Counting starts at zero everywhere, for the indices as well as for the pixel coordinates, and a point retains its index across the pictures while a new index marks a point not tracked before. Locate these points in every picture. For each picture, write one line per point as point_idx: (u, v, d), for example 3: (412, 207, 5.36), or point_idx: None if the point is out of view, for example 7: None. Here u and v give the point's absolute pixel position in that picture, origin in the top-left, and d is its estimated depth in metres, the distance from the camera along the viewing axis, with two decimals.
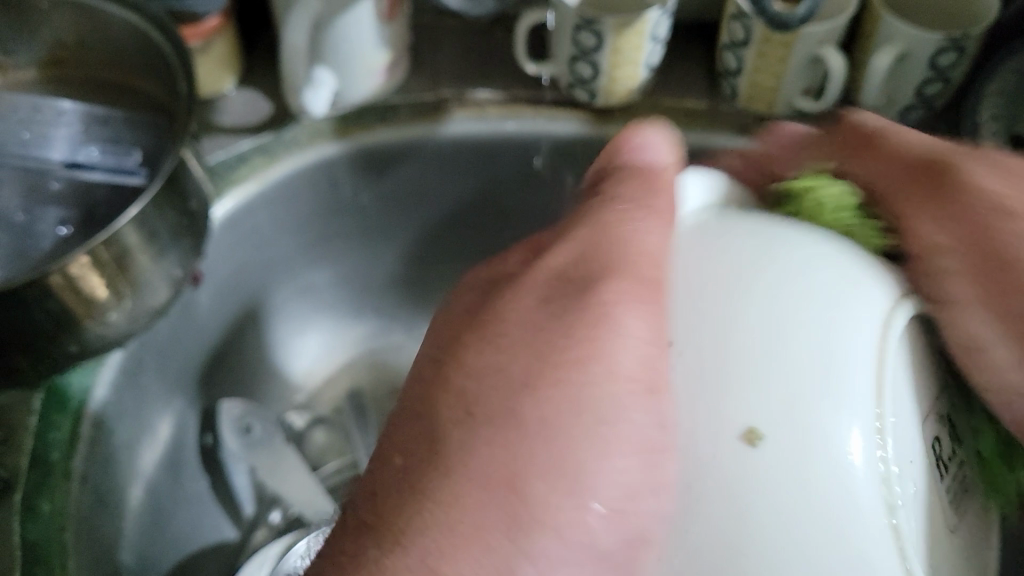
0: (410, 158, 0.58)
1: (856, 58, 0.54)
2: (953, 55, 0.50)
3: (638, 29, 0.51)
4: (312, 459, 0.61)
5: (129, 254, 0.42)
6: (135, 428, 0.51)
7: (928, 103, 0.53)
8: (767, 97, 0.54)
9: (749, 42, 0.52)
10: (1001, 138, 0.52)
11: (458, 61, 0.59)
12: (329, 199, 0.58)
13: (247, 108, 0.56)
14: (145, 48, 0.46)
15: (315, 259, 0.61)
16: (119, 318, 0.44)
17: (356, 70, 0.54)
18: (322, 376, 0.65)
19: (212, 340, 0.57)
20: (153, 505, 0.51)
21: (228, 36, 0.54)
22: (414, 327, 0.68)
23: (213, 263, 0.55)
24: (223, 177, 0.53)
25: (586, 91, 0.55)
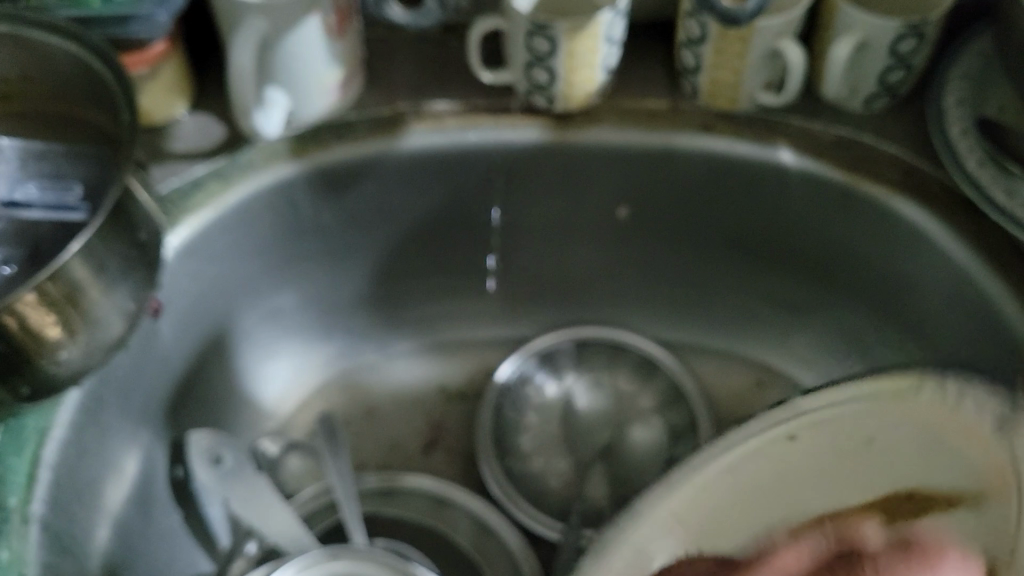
0: (369, 177, 0.57)
1: (815, 49, 0.53)
2: (913, 41, 0.49)
3: (592, 31, 0.50)
4: (289, 485, 0.60)
5: (78, 289, 0.41)
6: (99, 467, 0.49)
7: (892, 91, 0.52)
8: (729, 94, 0.53)
9: (706, 40, 0.51)
10: (967, 121, 0.51)
11: (414, 73, 0.57)
12: (292, 221, 0.57)
13: (198, 132, 0.54)
14: (84, 78, 0.45)
15: (280, 282, 0.60)
16: (71, 356, 0.43)
17: (308, 90, 0.52)
18: (295, 401, 0.65)
19: (177, 371, 0.56)
20: (123, 544, 0.50)
21: (177, 60, 0.53)
22: (386, 345, 0.67)
23: (172, 293, 0.53)
24: (177, 206, 0.52)
25: (545, 98, 0.54)
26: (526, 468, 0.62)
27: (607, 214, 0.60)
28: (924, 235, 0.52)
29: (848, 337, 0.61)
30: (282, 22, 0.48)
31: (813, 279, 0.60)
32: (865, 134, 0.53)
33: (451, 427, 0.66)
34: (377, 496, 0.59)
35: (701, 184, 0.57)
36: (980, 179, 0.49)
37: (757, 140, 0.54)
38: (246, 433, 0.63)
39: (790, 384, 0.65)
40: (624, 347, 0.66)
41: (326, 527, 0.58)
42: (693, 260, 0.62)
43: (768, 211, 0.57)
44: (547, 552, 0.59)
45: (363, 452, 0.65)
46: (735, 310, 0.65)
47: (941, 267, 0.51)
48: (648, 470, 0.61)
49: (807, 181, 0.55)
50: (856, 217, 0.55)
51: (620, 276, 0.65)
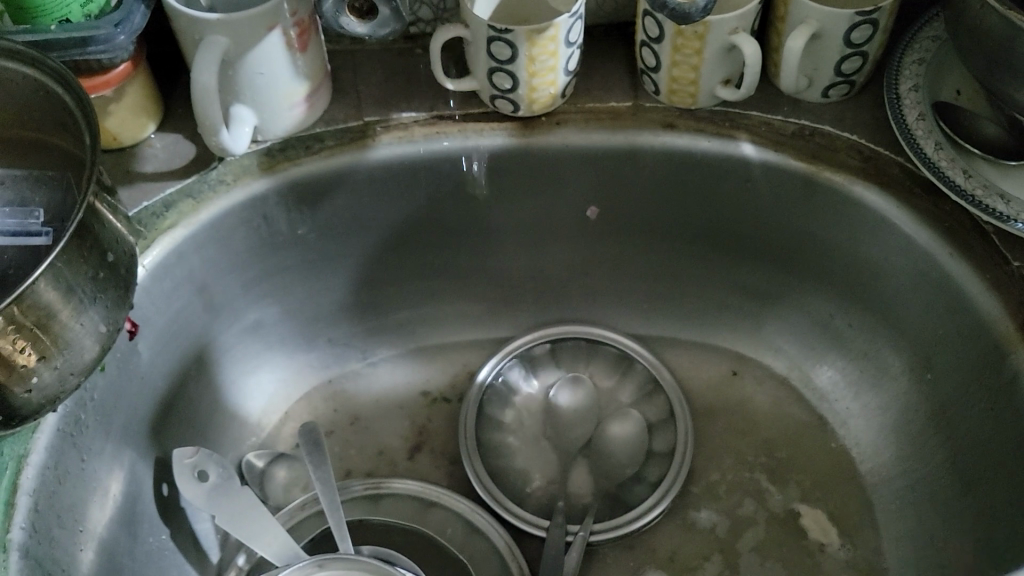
0: (340, 190, 0.58)
1: (772, 42, 0.54)
2: (867, 29, 0.50)
3: (551, 35, 0.50)
4: (276, 497, 0.61)
5: (48, 313, 0.42)
6: (79, 490, 0.49)
7: (849, 80, 0.53)
8: (689, 91, 0.54)
9: (663, 39, 0.51)
10: (924, 107, 0.52)
11: (381, 85, 0.59)
12: (267, 236, 0.58)
13: (167, 152, 0.55)
14: (50, 103, 0.46)
15: (258, 296, 0.61)
16: (47, 378, 0.43)
17: (274, 105, 0.53)
18: (278, 413, 0.66)
19: (158, 391, 0.56)
20: (109, 565, 0.50)
21: (142, 81, 0.54)
22: (367, 353, 0.68)
23: (149, 313, 0.54)
24: (149, 225, 0.53)
25: (509, 102, 0.55)
26: (510, 467, 0.63)
27: (577, 214, 0.61)
28: (887, 219, 0.53)
29: (820, 323, 0.62)
30: (242, 40, 0.49)
31: (781, 268, 0.61)
32: (826, 120, 0.55)
33: (435, 432, 0.66)
34: (363, 502, 0.60)
35: (667, 180, 0.58)
36: (939, 162, 0.49)
37: (717, 135, 0.56)
38: (232, 449, 0.63)
39: (767, 372, 0.66)
40: (601, 343, 0.67)
41: (315, 535, 0.58)
42: (665, 254, 0.63)
43: (733, 204, 0.58)
44: (534, 549, 0.59)
45: (351, 459, 0.65)
46: (707, 303, 0.66)
47: (905, 249, 0.53)
48: (630, 463, 0.61)
49: (769, 172, 0.56)
50: (819, 204, 0.55)
51: (594, 274, 0.66)
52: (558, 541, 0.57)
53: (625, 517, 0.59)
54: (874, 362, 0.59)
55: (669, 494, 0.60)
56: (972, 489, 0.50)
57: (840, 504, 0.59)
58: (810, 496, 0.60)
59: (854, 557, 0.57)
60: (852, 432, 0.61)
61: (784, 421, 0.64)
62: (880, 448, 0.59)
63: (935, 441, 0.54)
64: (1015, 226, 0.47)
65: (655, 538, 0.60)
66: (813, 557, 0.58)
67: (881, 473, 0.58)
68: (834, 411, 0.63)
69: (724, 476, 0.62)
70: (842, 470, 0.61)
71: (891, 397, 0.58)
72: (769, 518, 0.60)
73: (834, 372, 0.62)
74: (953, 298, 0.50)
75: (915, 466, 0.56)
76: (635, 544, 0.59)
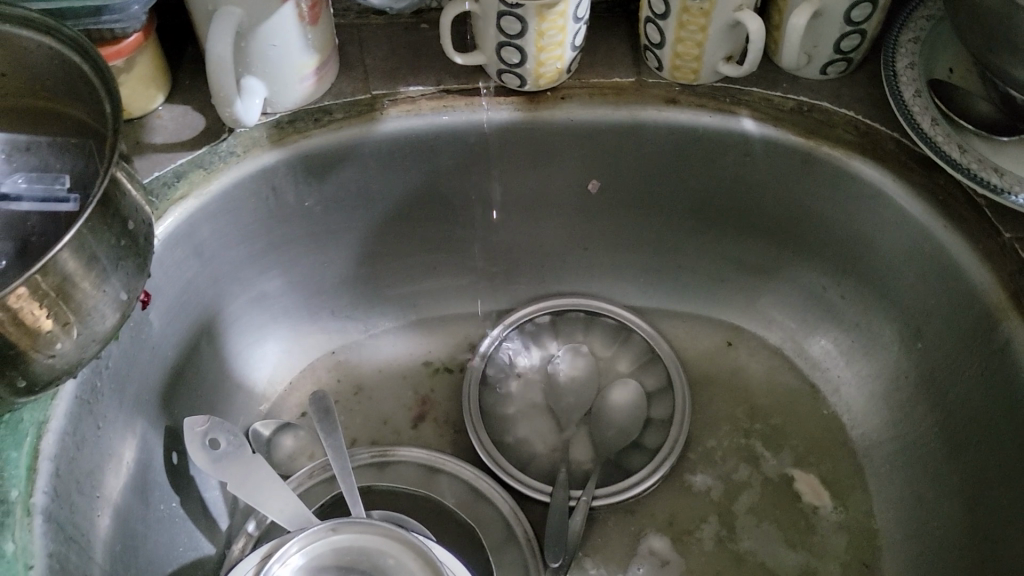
0: (348, 162, 0.58)
1: (772, 19, 0.55)
2: (867, 7, 0.51)
3: (561, 10, 0.51)
4: (284, 464, 0.62)
5: (69, 282, 0.42)
6: (96, 457, 0.50)
7: (847, 57, 0.55)
8: (692, 67, 0.55)
9: (669, 15, 0.53)
10: (919, 84, 0.54)
11: (388, 59, 0.59)
12: (274, 208, 0.59)
13: (177, 124, 0.56)
14: (66, 72, 0.46)
15: (264, 268, 0.62)
16: (65, 347, 0.44)
17: (285, 76, 0.54)
18: (283, 383, 0.67)
19: (168, 360, 0.57)
20: (124, 531, 0.51)
21: (153, 53, 0.54)
22: (370, 325, 0.69)
23: (160, 283, 0.55)
24: (160, 196, 0.53)
25: (516, 77, 0.56)
26: (513, 435, 0.65)
27: (579, 189, 0.63)
28: (882, 192, 0.55)
29: (813, 294, 0.64)
30: (256, 11, 0.49)
31: (777, 241, 0.63)
32: (823, 96, 0.56)
33: (438, 400, 0.67)
34: (371, 470, 0.61)
35: (668, 154, 0.59)
36: (935, 136, 0.51)
37: (719, 110, 0.57)
38: (239, 418, 0.64)
39: (760, 343, 0.68)
40: (599, 315, 0.69)
41: (323, 502, 0.59)
42: (663, 228, 0.65)
43: (732, 178, 0.60)
44: (538, 515, 0.61)
45: (356, 429, 0.66)
46: (703, 276, 0.67)
47: (900, 222, 0.55)
48: (630, 430, 0.63)
49: (768, 147, 0.57)
50: (816, 179, 0.57)
51: (593, 248, 0.67)
52: (563, 505, 0.58)
53: (625, 482, 0.61)
54: (866, 332, 0.61)
55: (668, 460, 0.62)
56: (962, 452, 0.52)
57: (833, 469, 0.62)
58: (804, 461, 0.62)
59: (846, 519, 0.59)
60: (844, 399, 0.63)
61: (777, 390, 0.66)
62: (871, 414, 0.61)
63: (925, 406, 0.56)
64: (1010, 198, 0.49)
65: (655, 503, 0.61)
66: (807, 519, 0.60)
67: (871, 438, 0.61)
68: (827, 379, 0.65)
69: (720, 442, 0.64)
70: (834, 436, 0.63)
71: (882, 365, 0.60)
72: (764, 482, 0.62)
73: (827, 342, 0.65)
74: (948, 268, 0.52)
75: (905, 430, 0.58)
76: (635, 508, 0.61)
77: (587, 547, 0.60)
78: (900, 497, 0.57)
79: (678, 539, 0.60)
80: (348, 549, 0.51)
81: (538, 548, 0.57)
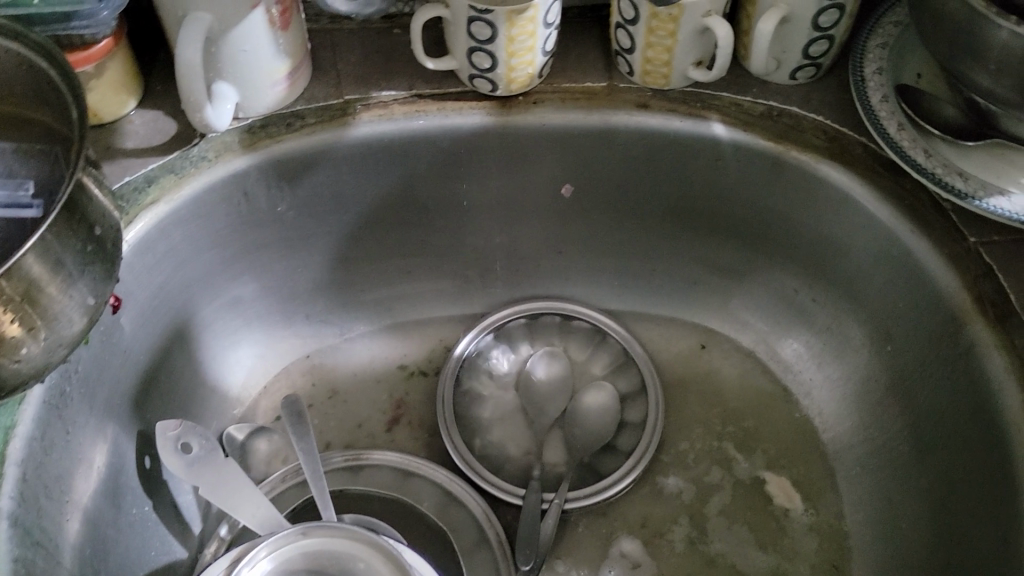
0: (320, 167, 0.59)
1: (742, 24, 0.56)
2: (834, 13, 0.52)
3: (530, 16, 0.51)
4: (258, 468, 0.62)
5: (34, 286, 0.42)
6: (65, 462, 0.50)
7: (816, 62, 0.56)
8: (663, 72, 0.56)
9: (639, 20, 0.53)
10: (887, 90, 0.54)
11: (360, 64, 0.60)
12: (247, 212, 0.59)
13: (148, 129, 0.56)
14: (33, 77, 0.46)
15: (237, 272, 0.62)
16: (32, 351, 0.43)
17: (256, 81, 0.54)
18: (258, 387, 0.67)
19: (140, 364, 0.57)
20: (94, 535, 0.51)
21: (123, 59, 0.54)
22: (345, 329, 0.69)
23: (131, 287, 0.55)
24: (130, 201, 0.53)
25: (487, 82, 0.56)
26: (487, 439, 0.65)
27: (552, 193, 0.63)
28: (850, 197, 0.55)
29: (785, 298, 0.64)
30: (226, 16, 0.49)
31: (748, 245, 0.63)
32: (794, 102, 0.57)
33: (413, 404, 0.67)
34: (344, 474, 0.61)
35: (640, 158, 0.60)
36: (901, 142, 0.52)
37: (689, 115, 0.57)
38: (213, 423, 0.64)
39: (733, 346, 0.68)
40: (574, 319, 0.69)
41: (295, 506, 0.59)
42: (636, 232, 0.65)
43: (703, 182, 0.60)
44: (511, 518, 0.61)
45: (330, 432, 0.66)
46: (677, 280, 0.68)
47: (867, 226, 0.55)
48: (604, 433, 0.63)
49: (738, 152, 0.58)
50: (785, 184, 0.58)
51: (567, 251, 0.67)
52: (535, 508, 0.59)
53: (598, 485, 0.61)
54: (837, 335, 0.62)
55: (641, 462, 0.62)
56: (928, 454, 0.53)
57: (804, 471, 0.62)
58: (775, 463, 0.63)
59: (816, 521, 0.60)
60: (815, 402, 0.64)
61: (750, 393, 0.66)
62: (842, 417, 0.62)
63: (894, 409, 0.57)
64: (975, 203, 0.49)
65: (627, 505, 0.62)
66: (778, 522, 0.60)
67: (842, 440, 0.61)
68: (799, 382, 0.65)
69: (692, 445, 0.64)
70: (805, 438, 0.63)
71: (852, 368, 0.61)
72: (736, 485, 0.62)
73: (799, 345, 0.65)
74: (915, 272, 0.53)
75: (875, 433, 0.58)
76: (608, 511, 0.61)
77: (560, 550, 0.60)
78: (869, 499, 0.58)
79: (650, 542, 0.60)
80: (318, 553, 0.51)
81: (510, 551, 0.58)
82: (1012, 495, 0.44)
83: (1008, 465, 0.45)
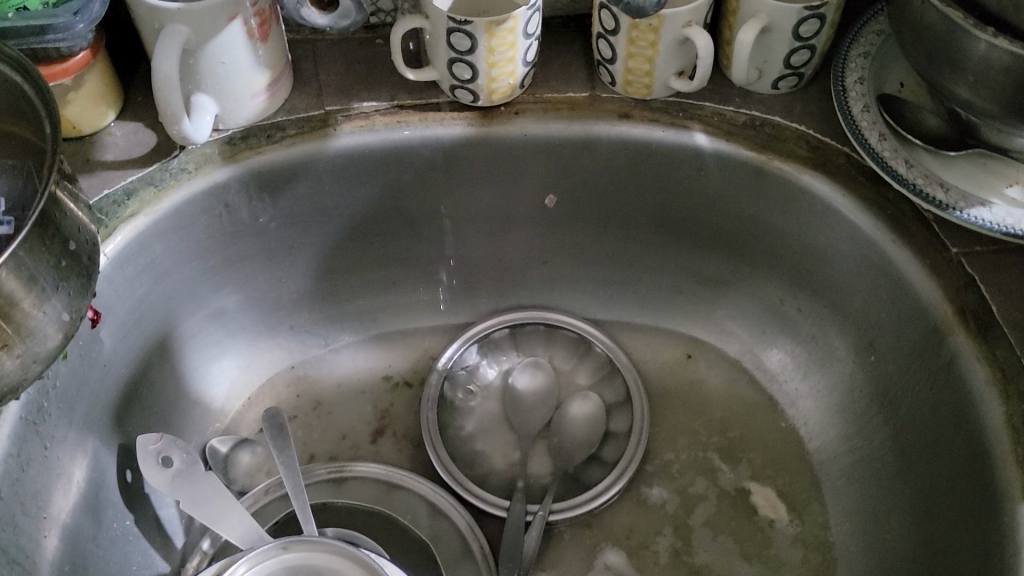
0: (301, 178, 0.58)
1: (724, 34, 0.55)
2: (814, 23, 0.52)
3: (510, 27, 0.51)
4: (241, 481, 0.62)
5: (8, 302, 0.41)
6: (43, 477, 0.50)
7: (798, 72, 0.55)
8: (644, 82, 0.56)
9: (619, 31, 0.53)
10: (868, 99, 0.54)
11: (342, 74, 0.59)
12: (228, 224, 0.59)
13: (127, 141, 0.55)
14: (9, 91, 0.46)
15: (219, 284, 0.61)
16: (7, 367, 0.43)
17: (236, 93, 0.53)
18: (242, 399, 0.67)
19: (121, 377, 0.57)
20: (73, 551, 0.51)
21: (102, 71, 0.54)
22: (330, 340, 0.69)
23: (110, 300, 0.54)
24: (109, 214, 0.53)
25: (468, 92, 0.56)
26: (471, 450, 0.64)
27: (535, 203, 0.63)
28: (832, 206, 0.55)
29: (770, 307, 0.64)
30: (203, 29, 0.49)
31: (733, 254, 0.63)
32: (776, 111, 0.56)
33: (398, 415, 0.67)
34: (328, 486, 0.61)
35: (623, 168, 0.60)
36: (882, 151, 0.52)
37: (671, 125, 0.57)
38: (196, 435, 0.63)
39: (719, 355, 0.68)
40: (559, 328, 0.69)
41: (278, 520, 0.59)
42: (621, 241, 0.65)
43: (686, 191, 0.60)
44: (495, 530, 0.60)
45: (314, 444, 0.65)
46: (662, 289, 0.67)
47: (850, 236, 0.55)
48: (589, 443, 0.63)
49: (721, 161, 0.57)
50: (768, 194, 0.58)
51: (552, 261, 0.67)
52: (518, 521, 0.58)
53: (582, 496, 0.61)
54: (821, 344, 0.61)
55: (626, 473, 0.62)
56: (912, 465, 0.53)
57: (790, 482, 0.62)
58: (761, 474, 0.62)
59: (802, 532, 0.60)
60: (801, 412, 0.64)
61: (736, 402, 0.66)
62: (827, 427, 0.61)
63: (878, 420, 0.56)
64: (955, 213, 0.49)
65: (612, 517, 0.61)
66: (763, 533, 0.60)
67: (828, 450, 0.61)
68: (784, 392, 0.65)
69: (678, 456, 0.64)
70: (790, 448, 0.63)
71: (836, 378, 0.60)
72: (721, 496, 0.62)
73: (784, 355, 0.65)
74: (897, 282, 0.52)
75: (859, 443, 0.58)
76: (593, 522, 0.61)
77: (544, 562, 0.59)
78: (854, 511, 0.57)
79: (635, 554, 0.60)
80: (299, 567, 0.51)
81: (493, 564, 0.57)
82: (994, 507, 0.44)
83: (990, 477, 0.45)
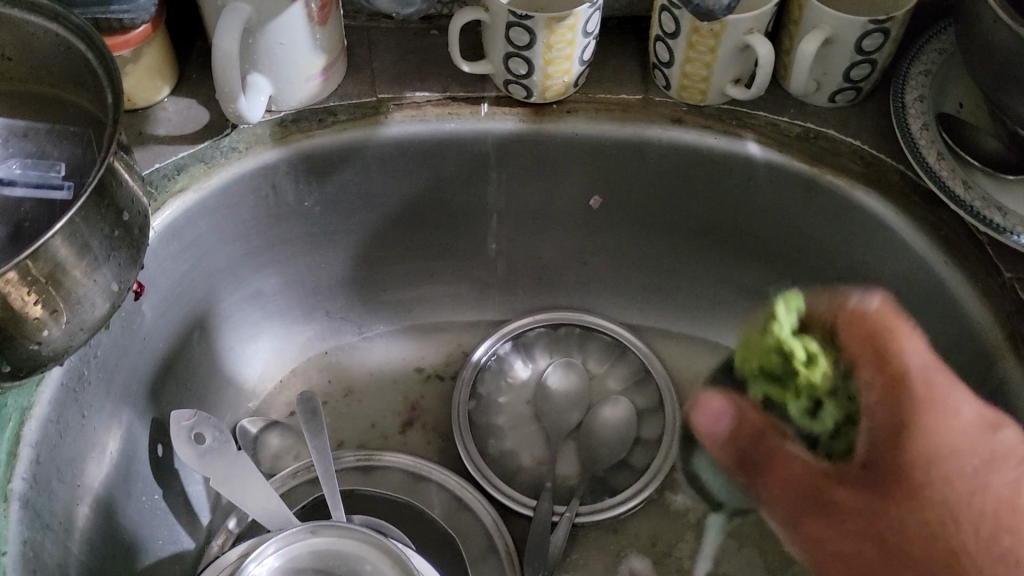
0: (350, 164, 0.58)
1: (786, 43, 0.55)
2: (878, 38, 0.51)
3: (570, 24, 0.51)
4: (269, 462, 0.62)
5: (60, 269, 0.41)
6: (79, 446, 0.50)
7: (857, 86, 0.55)
8: (700, 87, 0.55)
9: (679, 34, 0.52)
10: (928, 118, 0.54)
11: (396, 63, 0.59)
12: (273, 206, 0.59)
13: (179, 117, 0.56)
14: (71, 58, 0.46)
15: (261, 265, 0.62)
16: (53, 334, 0.43)
17: (291, 75, 0.53)
18: (273, 380, 0.67)
19: (159, 350, 0.57)
20: (102, 521, 0.51)
21: (161, 45, 0.54)
22: (364, 327, 0.69)
23: (155, 275, 0.54)
24: (159, 187, 0.53)
25: (522, 88, 0.56)
26: (499, 447, 0.64)
27: (579, 203, 0.62)
28: (884, 224, 0.54)
29: None
30: (265, 9, 0.49)
31: (777, 268, 0.62)
32: (830, 124, 0.56)
33: (428, 407, 0.67)
34: (355, 472, 0.60)
35: (672, 173, 0.59)
36: (940, 171, 0.51)
37: (725, 133, 0.57)
38: (228, 413, 0.64)
39: None
40: (595, 331, 0.68)
41: (305, 504, 0.59)
42: (662, 247, 0.65)
43: (734, 201, 0.60)
44: (521, 528, 0.60)
45: (344, 430, 0.66)
46: (701, 298, 0.67)
47: (899, 254, 0.54)
48: (618, 447, 0.63)
49: (773, 171, 0.57)
50: (820, 207, 0.57)
51: (592, 262, 0.67)
52: (545, 519, 0.58)
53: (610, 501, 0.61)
54: None
55: (655, 479, 0.61)
56: None
57: None
58: None
59: None
60: None
61: None
62: None
63: None
64: (1012, 238, 0.48)
65: (637, 523, 0.61)
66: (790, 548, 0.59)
67: None
68: None
69: None
70: None
71: None
72: None
73: None
74: (946, 305, 0.52)
75: None
76: (618, 528, 0.61)
77: (569, 563, 0.59)
78: None
79: (660, 562, 0.60)
80: (326, 553, 0.50)
81: (517, 561, 0.57)
82: None
83: None
